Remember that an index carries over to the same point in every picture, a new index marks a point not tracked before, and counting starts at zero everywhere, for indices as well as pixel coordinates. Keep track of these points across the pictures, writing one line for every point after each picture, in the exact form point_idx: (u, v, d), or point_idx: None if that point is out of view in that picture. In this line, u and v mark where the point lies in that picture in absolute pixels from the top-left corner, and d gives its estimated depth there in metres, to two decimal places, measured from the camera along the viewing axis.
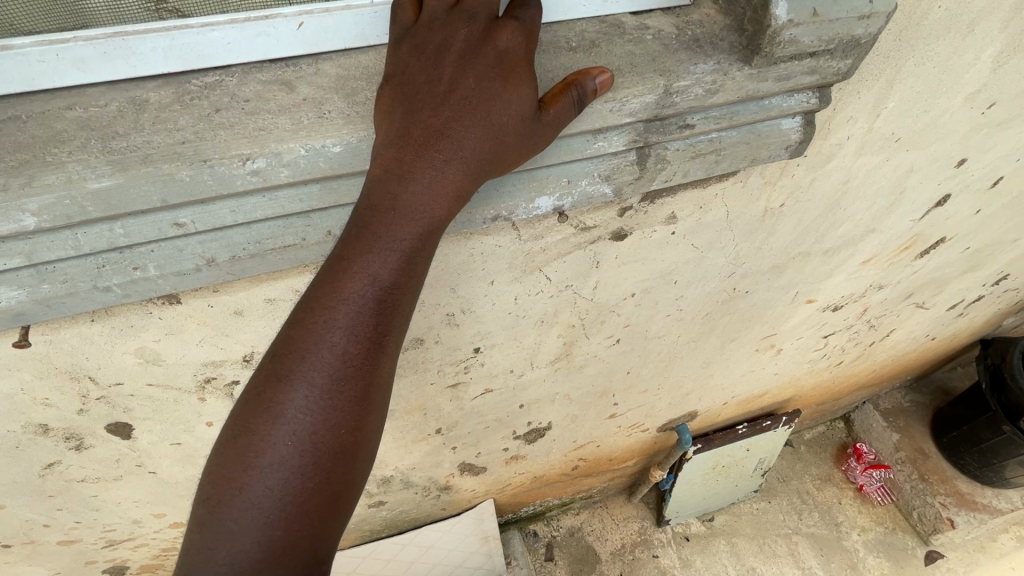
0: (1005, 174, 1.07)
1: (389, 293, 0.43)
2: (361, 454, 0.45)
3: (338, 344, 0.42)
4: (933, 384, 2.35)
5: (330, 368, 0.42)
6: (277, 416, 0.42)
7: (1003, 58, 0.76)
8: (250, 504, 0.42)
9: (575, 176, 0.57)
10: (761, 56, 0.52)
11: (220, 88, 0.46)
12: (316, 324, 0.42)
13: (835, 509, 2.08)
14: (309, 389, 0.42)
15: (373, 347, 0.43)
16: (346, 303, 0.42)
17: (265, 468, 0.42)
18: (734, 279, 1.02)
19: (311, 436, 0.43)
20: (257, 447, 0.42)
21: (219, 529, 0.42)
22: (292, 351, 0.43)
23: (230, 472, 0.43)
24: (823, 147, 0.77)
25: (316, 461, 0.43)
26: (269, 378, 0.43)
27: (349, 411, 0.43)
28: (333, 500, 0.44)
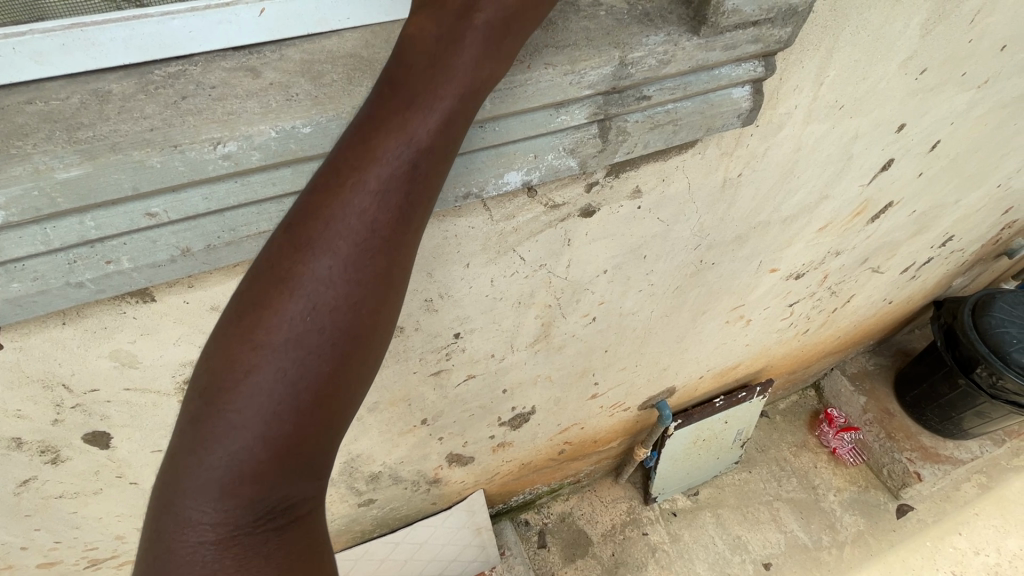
0: (942, 138, 1.14)
1: (374, 222, 0.41)
2: (355, 380, 0.42)
3: (315, 277, 0.40)
4: (893, 346, 2.48)
5: (335, 271, 0.40)
6: (251, 354, 0.39)
7: (930, 25, 0.82)
8: (232, 424, 0.39)
9: (542, 151, 0.59)
10: (708, 27, 0.55)
11: (184, 77, 0.47)
12: (294, 254, 0.40)
13: (811, 472, 2.18)
14: (310, 293, 0.39)
15: (361, 280, 0.41)
16: (328, 230, 0.40)
17: (250, 384, 0.39)
18: (700, 251, 1.06)
19: (308, 349, 0.39)
20: (229, 391, 0.39)
21: (192, 481, 0.40)
22: (270, 280, 0.40)
23: (199, 421, 0.40)
24: (773, 116, 0.81)
25: (296, 408, 0.40)
26: (243, 312, 0.40)
27: (333, 350, 0.40)
28: (321, 430, 0.41)
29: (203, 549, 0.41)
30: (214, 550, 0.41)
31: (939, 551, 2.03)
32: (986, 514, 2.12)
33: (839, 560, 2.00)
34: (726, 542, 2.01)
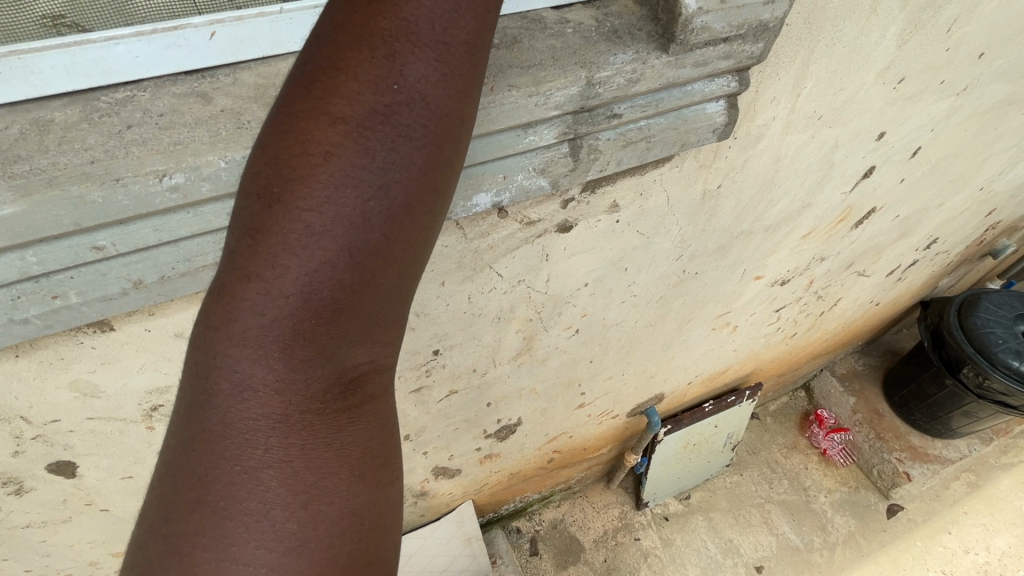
0: (923, 144, 1.14)
1: (419, 79, 0.35)
2: (380, 301, 0.38)
3: (318, 181, 0.33)
4: (882, 346, 2.49)
5: (354, 177, 0.34)
6: (284, 245, 0.34)
7: (906, 35, 0.81)
8: (249, 340, 0.36)
9: (511, 171, 0.58)
10: (677, 45, 0.54)
11: (131, 103, 0.45)
12: (318, 126, 0.33)
13: (802, 474, 2.18)
14: (327, 201, 0.34)
15: (406, 152, 0.35)
16: (360, 94, 0.33)
17: (265, 299, 0.35)
18: (682, 261, 1.05)
19: (328, 264, 0.35)
20: (260, 289, 0.35)
21: (235, 390, 0.37)
22: (292, 155, 0.33)
23: (229, 326, 0.36)
24: (750, 129, 0.80)
25: (346, 298, 0.36)
26: (263, 199, 0.34)
27: (383, 235, 0.36)
28: (344, 349, 0.39)
29: (258, 471, 0.38)
30: (267, 471, 0.38)
31: (929, 551, 2.04)
32: (976, 512, 2.13)
33: (831, 562, 2.00)
34: (718, 546, 2.00)
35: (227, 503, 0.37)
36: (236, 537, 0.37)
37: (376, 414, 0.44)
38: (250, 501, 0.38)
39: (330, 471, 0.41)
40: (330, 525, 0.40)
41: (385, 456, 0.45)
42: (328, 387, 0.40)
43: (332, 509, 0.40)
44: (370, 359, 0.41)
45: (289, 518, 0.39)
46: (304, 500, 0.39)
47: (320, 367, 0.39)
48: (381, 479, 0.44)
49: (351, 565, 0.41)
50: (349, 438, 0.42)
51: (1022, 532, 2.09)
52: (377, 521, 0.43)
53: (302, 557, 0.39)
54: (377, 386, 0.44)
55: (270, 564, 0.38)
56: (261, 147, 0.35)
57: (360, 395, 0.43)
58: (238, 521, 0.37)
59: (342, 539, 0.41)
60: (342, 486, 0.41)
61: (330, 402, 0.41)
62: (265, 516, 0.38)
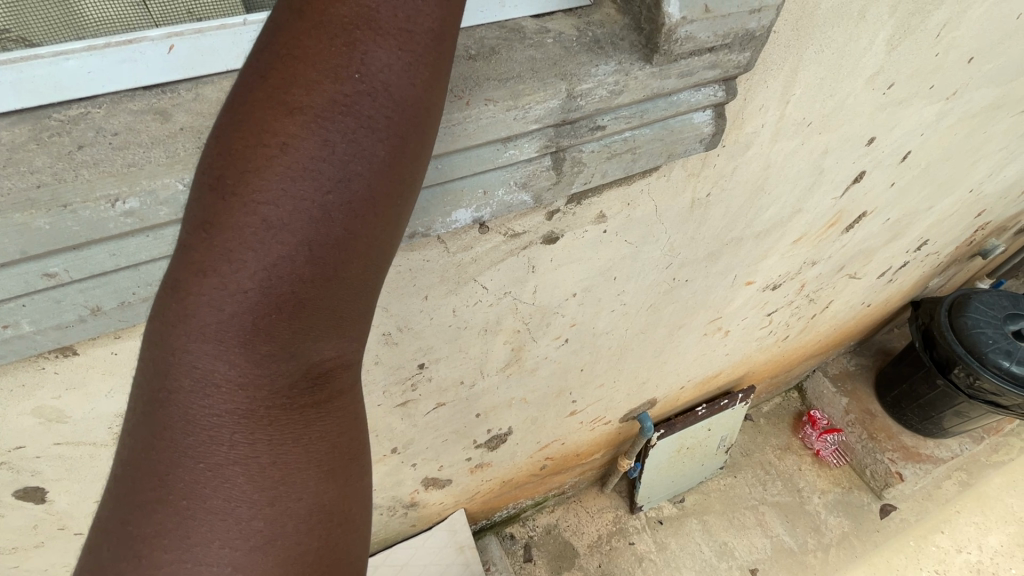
0: (913, 149, 1.13)
1: (383, 68, 0.32)
2: (352, 287, 0.35)
3: (280, 152, 0.30)
4: (874, 347, 2.49)
5: (321, 146, 0.31)
6: (239, 240, 0.31)
7: (895, 41, 0.80)
8: (208, 329, 0.32)
9: (491, 186, 0.56)
10: (661, 55, 0.52)
11: (84, 122, 0.42)
12: (280, 105, 0.31)
13: (796, 476, 2.17)
14: (290, 172, 0.31)
15: (370, 142, 0.32)
16: (322, 78, 0.31)
17: (224, 283, 0.32)
18: (672, 269, 1.04)
19: (291, 244, 0.32)
20: (215, 284, 0.32)
21: (196, 386, 0.34)
22: (246, 144, 0.31)
23: (184, 320, 0.32)
24: (738, 136, 0.79)
25: (309, 294, 0.33)
26: (215, 189, 0.31)
27: (346, 229, 0.33)
28: (316, 341, 0.35)
29: (222, 470, 0.34)
30: (232, 468, 0.35)
31: (922, 551, 2.04)
32: (968, 511, 2.13)
33: (825, 563, 2.00)
34: (712, 550, 1.99)
35: (189, 503, 0.33)
36: (199, 537, 0.33)
37: (349, 411, 0.41)
38: (214, 500, 0.34)
39: (301, 468, 0.37)
40: (299, 523, 0.37)
41: (358, 453, 0.41)
42: (297, 384, 0.37)
43: (302, 506, 0.37)
44: (341, 356, 0.38)
45: (256, 518, 0.35)
46: (272, 499, 0.36)
47: (287, 364, 0.36)
48: (353, 476, 0.41)
49: (322, 567, 0.37)
50: (320, 436, 0.39)
51: (1014, 531, 2.09)
52: (350, 520, 0.40)
53: (269, 558, 0.35)
54: (350, 382, 0.41)
55: (236, 564, 0.34)
56: (215, 134, 0.32)
57: (332, 390, 0.40)
58: (202, 519, 0.33)
59: (311, 538, 0.37)
60: (312, 486, 0.38)
61: (300, 399, 0.38)
62: (231, 516, 0.34)
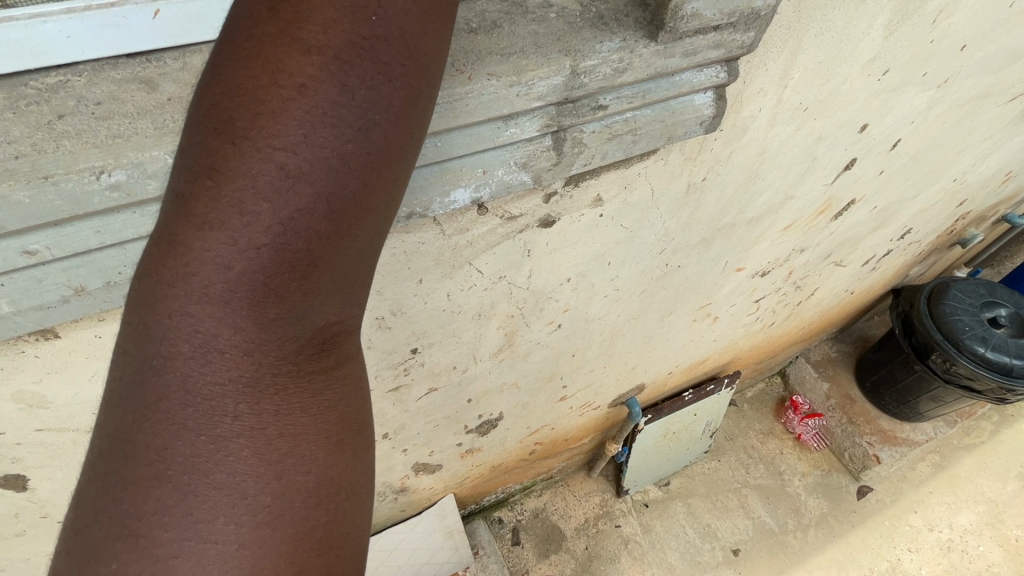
0: (902, 137, 1.13)
1: (400, 11, 0.31)
2: (361, 243, 0.33)
3: (292, 103, 0.29)
4: (855, 334, 2.54)
5: (335, 98, 0.29)
6: (252, 191, 0.29)
7: (893, 26, 0.79)
8: (210, 289, 0.31)
9: (491, 165, 0.54)
10: (666, 32, 0.51)
11: (64, 90, 0.40)
12: (290, 52, 0.29)
13: (778, 459, 2.22)
14: (303, 124, 0.29)
15: (388, 92, 0.31)
16: (335, 22, 0.29)
17: (232, 240, 0.30)
18: (665, 255, 1.04)
19: (305, 197, 0.30)
20: (223, 239, 0.30)
21: (196, 351, 0.32)
22: (257, 85, 0.29)
23: (186, 280, 0.31)
24: (736, 120, 0.78)
25: (322, 252, 0.32)
26: (221, 132, 0.29)
27: (363, 183, 0.31)
28: (323, 299, 0.34)
29: (226, 440, 0.33)
30: (236, 441, 0.33)
31: (896, 530, 2.11)
32: (940, 492, 2.21)
33: (804, 543, 2.06)
34: (696, 531, 2.04)
35: (190, 477, 0.31)
36: (202, 514, 0.31)
37: (354, 380, 0.40)
38: (219, 474, 0.32)
39: (307, 439, 0.35)
40: (307, 497, 0.35)
41: (365, 425, 0.40)
42: (302, 348, 0.36)
43: (310, 480, 0.35)
44: (346, 321, 0.37)
45: (263, 492, 0.33)
46: (279, 471, 0.34)
47: (293, 327, 0.34)
48: (360, 448, 0.39)
49: (331, 545, 0.35)
50: (328, 403, 0.37)
51: (983, 509, 2.18)
52: (360, 494, 0.38)
53: (278, 534, 0.33)
54: (352, 348, 0.39)
55: (243, 542, 0.32)
56: (216, 73, 0.30)
57: (336, 357, 0.38)
58: (205, 496, 0.31)
59: (319, 512, 0.35)
60: (321, 454, 0.36)
61: (305, 364, 0.36)
62: (236, 490, 0.32)
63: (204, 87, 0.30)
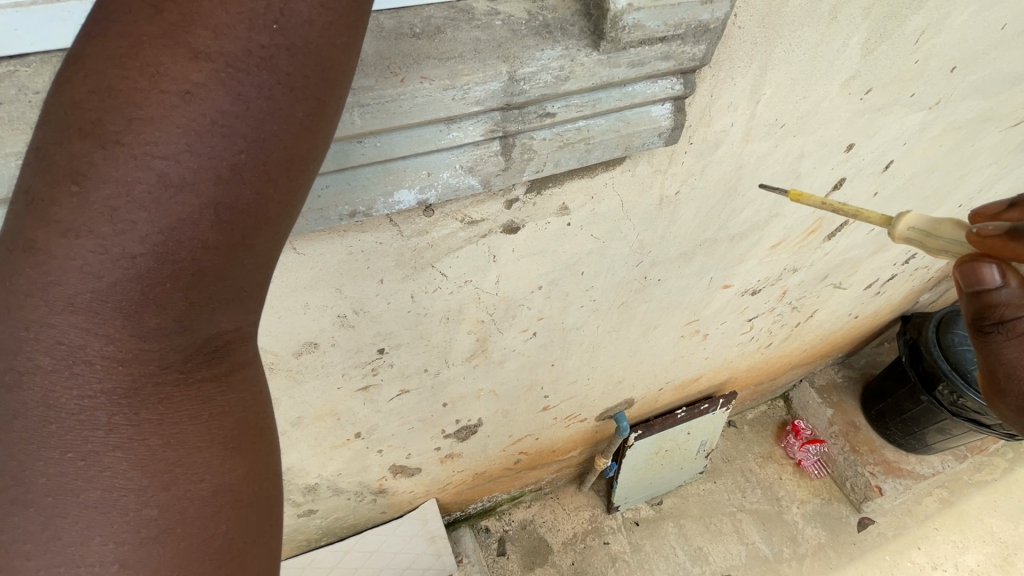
0: (895, 158, 1.11)
1: (304, 22, 0.31)
2: (252, 252, 0.34)
3: (164, 112, 0.29)
4: (862, 360, 2.47)
5: (212, 111, 0.30)
6: (126, 199, 0.30)
7: (872, 45, 0.78)
8: (74, 302, 0.31)
9: (436, 168, 0.55)
10: (607, 42, 0.51)
11: (9, 79, 0.43)
12: (172, 57, 0.29)
13: (776, 484, 2.16)
14: (180, 132, 0.30)
15: (284, 101, 0.32)
16: (229, 27, 0.30)
17: (98, 253, 0.31)
18: (643, 267, 1.03)
19: (181, 206, 0.31)
20: (91, 247, 0.30)
21: (60, 364, 0.33)
22: (133, 87, 0.29)
23: (49, 289, 0.31)
24: (706, 134, 0.77)
25: (209, 261, 0.33)
26: (87, 135, 0.30)
27: (255, 193, 0.32)
28: (215, 307, 0.35)
29: (101, 455, 0.34)
30: (112, 455, 0.34)
31: (898, 566, 2.03)
32: (946, 529, 2.12)
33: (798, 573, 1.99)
34: (687, 554, 1.99)
35: (57, 498, 0.33)
36: (75, 534, 0.33)
37: (251, 383, 0.42)
38: (91, 492, 0.33)
39: (198, 449, 0.37)
40: (203, 506, 0.37)
41: (263, 429, 0.42)
42: (190, 356, 0.37)
43: (203, 487, 0.37)
44: (240, 328, 0.39)
45: (148, 505, 0.35)
46: (167, 482, 0.36)
47: (179, 336, 0.35)
48: (262, 452, 0.41)
49: (229, 554, 0.37)
50: (222, 409, 0.39)
51: (992, 550, 2.08)
52: (267, 500, 0.41)
53: (168, 548, 0.35)
54: (247, 354, 0.41)
55: (124, 560, 0.33)
56: (83, 72, 0.30)
57: (229, 363, 0.40)
58: (73, 516, 0.33)
59: (218, 521, 0.37)
60: (217, 462, 0.38)
61: (193, 371, 0.38)
62: (114, 506, 0.34)
63: (66, 83, 0.30)
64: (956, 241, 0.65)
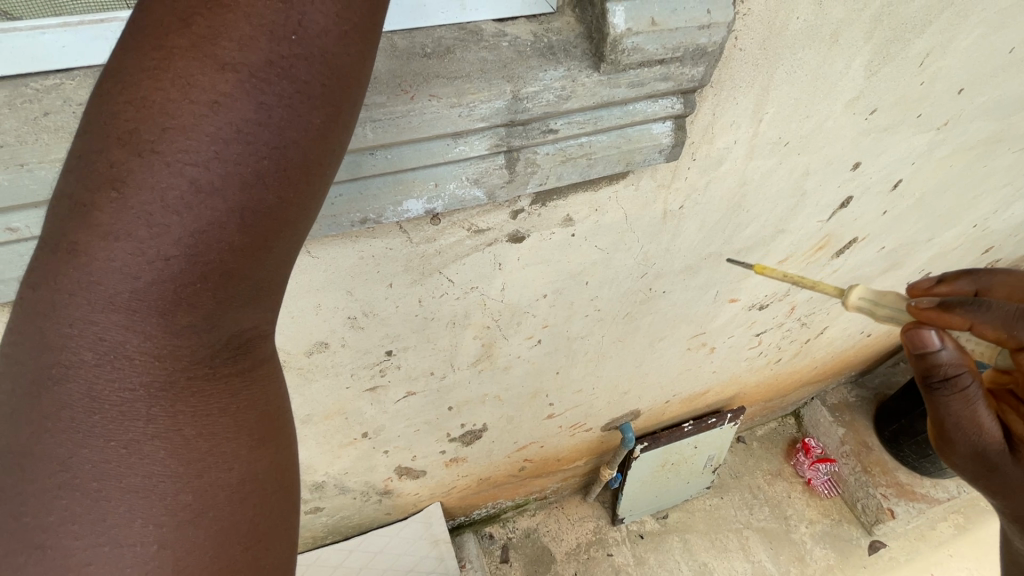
0: (904, 177, 1.12)
1: (320, 32, 0.32)
2: (276, 254, 0.36)
3: (196, 122, 0.31)
4: (876, 379, 2.43)
5: (240, 120, 0.32)
6: (161, 204, 0.32)
7: (875, 67, 0.80)
8: (113, 301, 0.33)
9: (443, 180, 0.58)
10: (608, 64, 0.54)
11: (56, 91, 0.46)
12: (203, 70, 0.31)
13: (784, 502, 2.14)
14: (212, 141, 0.31)
15: (304, 109, 0.33)
16: (253, 39, 0.31)
17: (137, 253, 0.32)
18: (648, 279, 1.05)
19: (213, 212, 0.32)
20: (129, 249, 0.32)
21: (101, 358, 0.35)
22: (167, 98, 0.31)
23: (89, 289, 0.33)
24: (709, 151, 0.79)
25: (236, 262, 0.34)
26: (123, 144, 0.31)
27: (279, 198, 0.34)
28: (241, 306, 0.37)
29: (141, 444, 0.36)
30: (151, 443, 0.36)
31: None
32: (960, 555, 2.08)
33: None
34: (692, 569, 1.97)
35: (99, 485, 0.35)
36: (117, 517, 0.35)
37: (270, 378, 0.44)
38: (131, 478, 0.36)
39: (226, 439, 0.39)
40: (231, 492, 0.39)
41: (282, 421, 0.44)
42: (216, 353, 0.39)
43: (232, 476, 0.39)
44: (262, 328, 0.41)
45: (182, 491, 0.37)
46: (199, 470, 0.38)
47: (207, 334, 0.37)
48: (280, 444, 0.43)
49: (256, 536, 0.40)
50: (246, 402, 0.41)
51: None
52: (286, 488, 0.43)
53: (201, 532, 0.37)
54: (266, 351, 0.43)
55: (162, 541, 0.36)
56: (118, 85, 0.32)
57: (251, 359, 0.42)
58: (116, 501, 0.35)
59: (245, 507, 0.40)
60: (243, 451, 0.40)
61: (219, 367, 0.40)
62: (153, 491, 0.36)
63: (103, 96, 0.32)
64: (898, 311, 0.74)
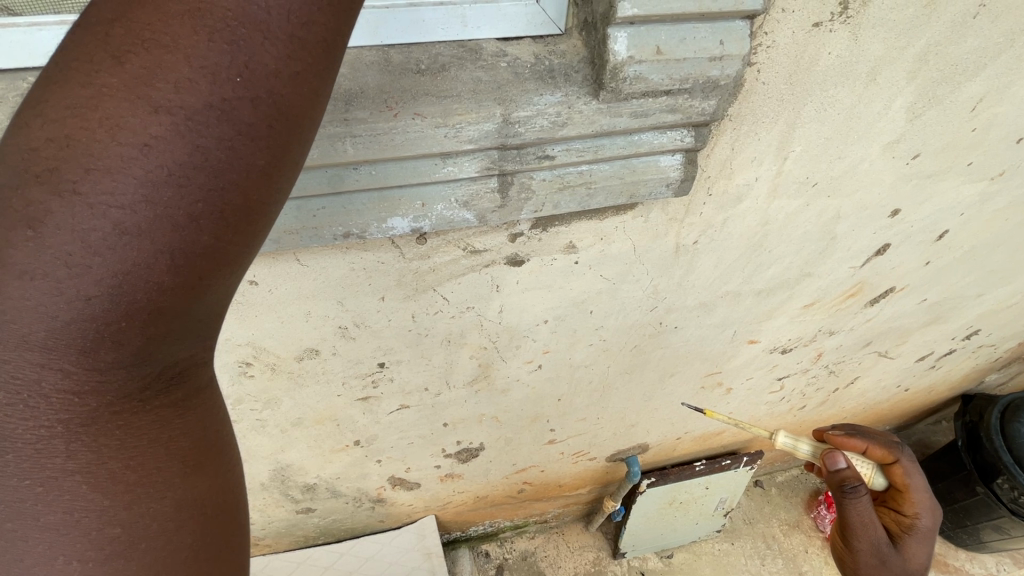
0: (950, 228, 1.03)
1: (268, 74, 0.31)
2: (210, 290, 0.35)
3: (122, 166, 0.30)
4: (913, 437, 2.25)
5: (170, 162, 0.30)
6: (81, 246, 0.30)
7: (918, 109, 0.74)
8: (33, 339, 0.33)
9: (430, 200, 0.56)
10: (608, 92, 0.52)
11: None
12: (132, 111, 0.29)
13: (800, 557, 2.00)
14: (140, 184, 0.30)
15: (245, 151, 0.32)
16: (193, 82, 0.30)
17: (53, 292, 0.31)
18: (658, 312, 1.00)
19: (138, 254, 0.31)
20: (45, 289, 0.31)
21: (15, 396, 0.34)
22: (92, 137, 0.30)
23: (6, 328, 0.32)
24: (727, 187, 0.75)
25: (168, 301, 0.33)
26: (44, 182, 0.30)
27: (215, 238, 0.33)
28: (169, 339, 0.36)
29: (60, 480, 0.34)
30: (72, 479, 0.35)
31: None
32: None
33: None
34: None
35: (15, 525, 0.33)
36: (38, 556, 0.33)
37: (208, 406, 0.43)
38: (51, 515, 0.34)
39: (159, 467, 0.38)
40: (167, 520, 0.37)
41: (222, 448, 0.43)
42: (148, 385, 0.38)
43: (166, 504, 0.37)
44: (194, 356, 0.40)
45: (110, 524, 0.35)
46: (128, 501, 0.36)
47: (132, 369, 0.36)
48: (221, 468, 0.42)
49: (196, 563, 0.38)
50: (179, 431, 0.40)
51: None
52: (230, 510, 0.42)
53: (134, 562, 0.35)
54: (202, 379, 0.42)
55: None
56: (41, 119, 0.31)
57: (187, 389, 0.41)
58: (36, 538, 0.33)
59: (184, 533, 0.38)
60: (178, 478, 0.38)
61: (151, 399, 0.39)
62: (77, 526, 0.34)
63: (23, 129, 0.31)
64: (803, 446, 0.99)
